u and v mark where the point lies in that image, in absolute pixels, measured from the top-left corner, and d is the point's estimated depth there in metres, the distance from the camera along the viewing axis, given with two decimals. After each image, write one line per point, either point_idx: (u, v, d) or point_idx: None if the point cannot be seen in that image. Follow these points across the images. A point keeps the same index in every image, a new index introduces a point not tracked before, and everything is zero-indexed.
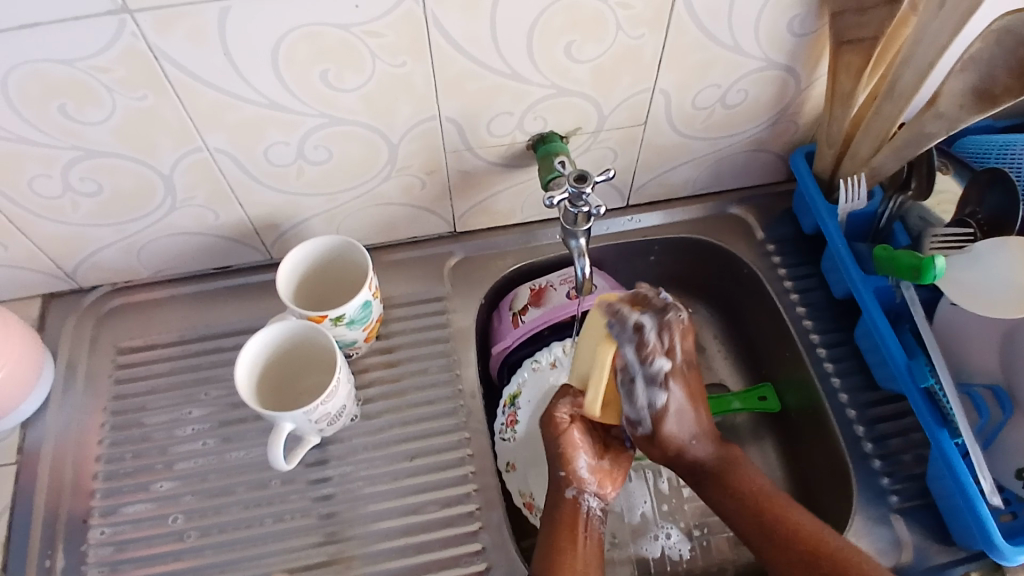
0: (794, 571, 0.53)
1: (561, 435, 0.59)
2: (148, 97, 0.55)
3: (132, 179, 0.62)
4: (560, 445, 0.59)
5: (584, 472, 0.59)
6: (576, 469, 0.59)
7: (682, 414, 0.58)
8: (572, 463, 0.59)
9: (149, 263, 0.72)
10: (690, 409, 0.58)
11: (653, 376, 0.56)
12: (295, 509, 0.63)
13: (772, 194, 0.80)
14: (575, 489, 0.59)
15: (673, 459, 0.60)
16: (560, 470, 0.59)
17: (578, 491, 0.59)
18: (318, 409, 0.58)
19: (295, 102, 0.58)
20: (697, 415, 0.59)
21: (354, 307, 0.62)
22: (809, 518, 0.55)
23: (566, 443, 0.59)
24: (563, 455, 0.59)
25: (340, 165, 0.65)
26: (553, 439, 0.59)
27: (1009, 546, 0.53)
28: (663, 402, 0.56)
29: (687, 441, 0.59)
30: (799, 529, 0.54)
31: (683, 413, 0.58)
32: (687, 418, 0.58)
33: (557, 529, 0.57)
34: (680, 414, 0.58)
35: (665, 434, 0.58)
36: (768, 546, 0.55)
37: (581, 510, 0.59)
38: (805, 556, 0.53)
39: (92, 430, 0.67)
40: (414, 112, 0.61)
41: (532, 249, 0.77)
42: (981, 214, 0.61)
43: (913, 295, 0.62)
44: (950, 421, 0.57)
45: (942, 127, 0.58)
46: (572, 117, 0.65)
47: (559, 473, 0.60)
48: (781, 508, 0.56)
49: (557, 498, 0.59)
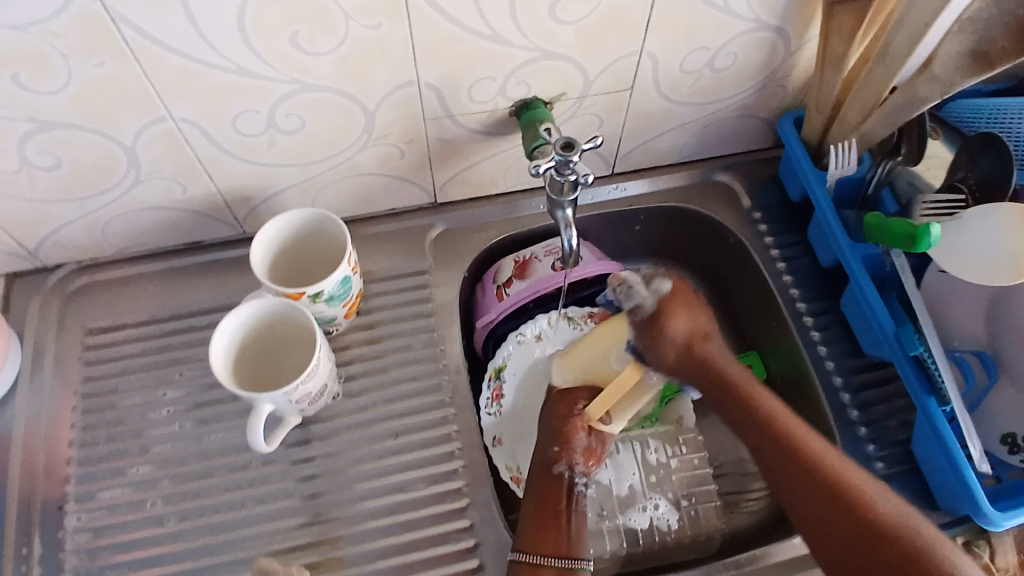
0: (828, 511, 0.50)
1: (568, 418, 0.63)
2: (106, 65, 0.52)
3: (94, 152, 0.58)
4: (566, 424, 0.63)
5: (576, 450, 0.62)
6: (569, 447, 0.62)
7: (686, 315, 0.62)
8: (570, 441, 0.62)
9: (115, 239, 0.68)
10: (694, 311, 0.62)
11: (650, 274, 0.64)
12: (278, 490, 0.62)
13: (759, 160, 0.79)
14: (564, 467, 0.62)
15: (682, 357, 0.61)
16: (554, 446, 0.62)
17: (566, 467, 0.62)
18: (298, 389, 0.56)
19: (264, 67, 0.55)
20: (704, 322, 0.62)
21: (333, 284, 0.59)
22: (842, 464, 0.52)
23: (570, 426, 0.63)
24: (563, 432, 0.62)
25: (315, 134, 0.62)
26: (558, 419, 0.63)
27: (995, 510, 0.53)
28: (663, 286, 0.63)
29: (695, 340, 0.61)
30: (823, 463, 0.52)
31: (692, 317, 0.62)
32: (694, 321, 0.62)
33: (542, 503, 0.60)
34: (686, 310, 0.62)
35: (668, 326, 0.61)
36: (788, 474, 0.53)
37: (566, 484, 0.62)
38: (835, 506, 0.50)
39: (64, 414, 0.65)
40: (391, 77, 0.58)
41: (516, 220, 0.75)
42: (972, 178, 0.60)
43: (903, 264, 0.61)
44: (937, 388, 0.57)
45: (934, 92, 0.57)
46: (556, 81, 0.62)
47: (551, 449, 0.62)
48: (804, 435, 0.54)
49: (546, 473, 0.62)
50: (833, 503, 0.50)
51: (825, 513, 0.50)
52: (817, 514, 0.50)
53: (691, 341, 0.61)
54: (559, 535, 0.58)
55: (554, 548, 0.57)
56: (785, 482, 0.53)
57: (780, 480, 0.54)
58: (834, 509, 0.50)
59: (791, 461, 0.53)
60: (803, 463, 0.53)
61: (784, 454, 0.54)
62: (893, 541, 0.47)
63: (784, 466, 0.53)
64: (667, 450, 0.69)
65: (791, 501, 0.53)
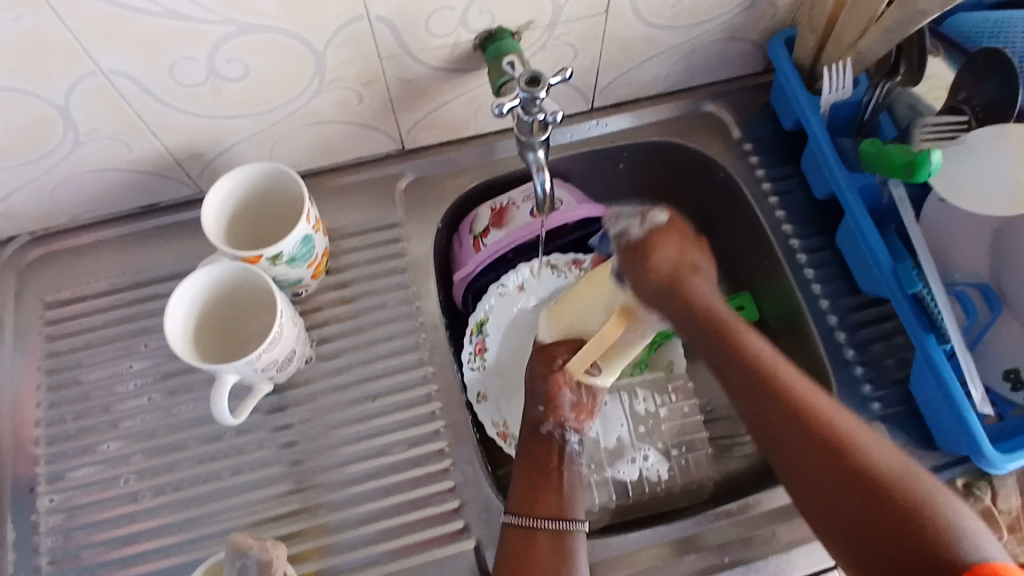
0: (812, 453, 0.48)
1: (550, 374, 0.61)
2: (21, 15, 0.47)
3: (23, 114, 0.54)
4: (546, 382, 0.60)
5: (564, 408, 0.60)
6: (554, 405, 0.60)
7: (678, 243, 0.61)
8: (552, 400, 0.60)
9: (64, 206, 0.64)
10: (686, 246, 0.61)
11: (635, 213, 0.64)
12: (255, 460, 0.60)
13: (749, 87, 0.73)
14: (551, 426, 0.59)
15: (663, 292, 0.59)
16: (540, 406, 0.60)
17: (554, 426, 0.59)
18: (262, 357, 0.53)
19: (195, 9, 0.49)
20: (695, 259, 0.61)
21: (293, 244, 0.56)
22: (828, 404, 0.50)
23: (552, 383, 0.60)
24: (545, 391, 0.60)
25: (261, 81, 0.57)
26: (541, 377, 0.61)
27: (996, 452, 0.51)
28: (655, 218, 0.62)
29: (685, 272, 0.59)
30: (815, 409, 0.49)
31: (681, 249, 0.60)
32: (685, 253, 0.61)
33: (532, 463, 0.57)
34: (675, 243, 0.61)
35: (657, 254, 0.60)
36: (774, 416, 0.50)
37: (556, 443, 0.59)
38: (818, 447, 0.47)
39: (27, 393, 0.62)
40: (337, 13, 0.53)
41: (491, 165, 0.71)
42: (976, 101, 0.55)
43: (902, 195, 0.58)
44: (937, 326, 0.54)
45: (937, 3, 0.51)
46: (523, 9, 0.57)
47: (538, 409, 0.60)
48: (794, 380, 0.51)
49: (535, 434, 0.59)
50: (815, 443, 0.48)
51: (811, 461, 0.47)
52: (801, 455, 0.48)
53: (677, 271, 0.59)
54: (553, 496, 0.55)
55: (547, 509, 0.54)
56: (767, 421, 0.51)
57: (767, 426, 0.51)
58: (820, 455, 0.47)
59: (779, 405, 0.50)
60: (793, 408, 0.50)
61: (772, 400, 0.51)
62: (884, 488, 0.44)
63: (771, 411, 0.50)
64: (656, 399, 0.67)
65: (778, 448, 0.50)
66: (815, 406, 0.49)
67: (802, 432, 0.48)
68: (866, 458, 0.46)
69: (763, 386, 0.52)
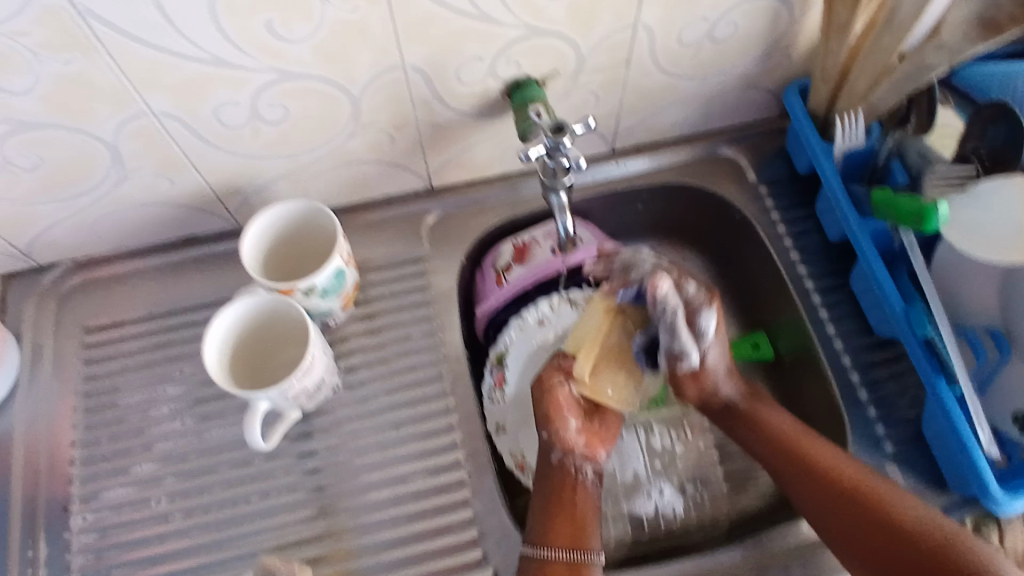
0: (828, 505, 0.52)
1: (548, 392, 0.60)
2: (79, 59, 0.51)
3: (73, 150, 0.57)
4: (546, 404, 0.60)
5: (570, 434, 0.59)
6: (561, 430, 0.59)
7: (720, 342, 0.59)
8: (558, 423, 0.59)
9: (108, 237, 0.68)
10: (724, 340, 0.59)
11: (695, 306, 0.57)
12: (281, 485, 0.61)
13: (765, 132, 0.76)
14: (560, 453, 0.59)
15: (705, 401, 0.61)
16: (543, 430, 0.60)
17: (563, 454, 0.59)
18: (294, 385, 0.56)
19: (241, 56, 0.53)
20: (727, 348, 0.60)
21: (325, 278, 0.59)
22: (833, 453, 0.55)
23: (552, 405, 0.60)
24: (549, 414, 0.59)
25: (300, 123, 0.60)
26: (540, 397, 0.60)
27: (1003, 492, 0.53)
28: (709, 333, 0.58)
29: (720, 378, 0.60)
30: (826, 461, 0.54)
31: (722, 347, 0.59)
32: (724, 353, 0.60)
33: (546, 494, 0.58)
34: (722, 347, 0.59)
35: (705, 365, 0.59)
36: (802, 484, 0.54)
37: (571, 473, 0.59)
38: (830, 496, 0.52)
39: (64, 415, 0.65)
40: (374, 62, 0.56)
41: (514, 203, 0.73)
42: (984, 149, 0.57)
43: (912, 241, 0.59)
44: (948, 369, 0.56)
45: (945, 58, 0.54)
46: (548, 59, 0.60)
47: (543, 434, 0.60)
48: (814, 444, 0.56)
49: (545, 462, 0.59)
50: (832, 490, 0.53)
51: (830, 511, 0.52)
52: (822, 504, 0.53)
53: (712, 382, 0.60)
54: (566, 525, 0.56)
55: (562, 540, 0.55)
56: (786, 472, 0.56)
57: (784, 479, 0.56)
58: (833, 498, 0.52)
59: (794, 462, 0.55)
60: (807, 463, 0.55)
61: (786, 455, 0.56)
62: (897, 527, 0.49)
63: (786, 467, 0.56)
64: (672, 434, 0.69)
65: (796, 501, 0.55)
66: (841, 470, 0.53)
67: (813, 485, 0.54)
68: (879, 499, 0.51)
69: (791, 458, 0.56)
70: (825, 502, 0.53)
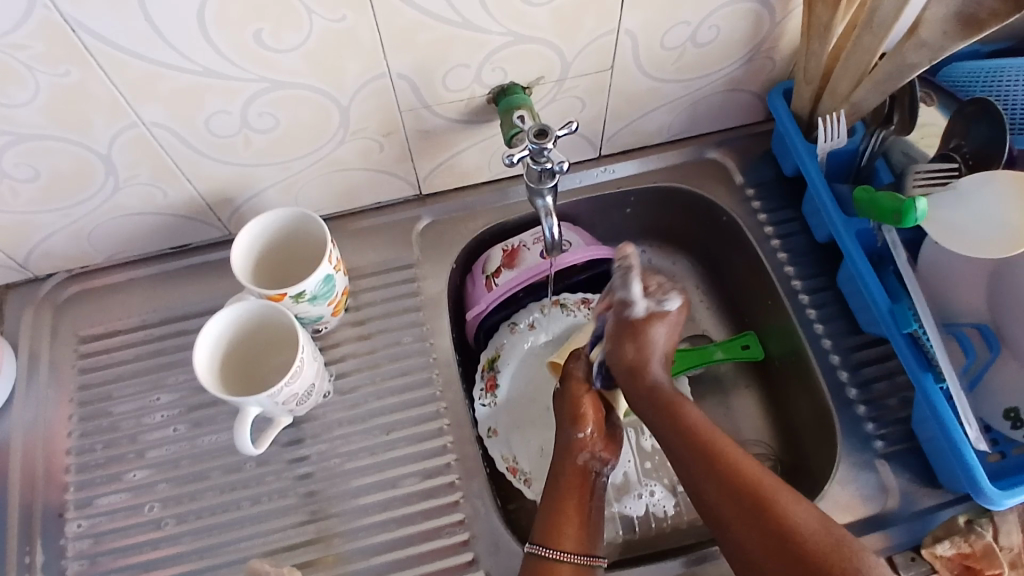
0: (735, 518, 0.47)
1: (579, 401, 0.61)
2: (73, 71, 0.51)
3: (69, 161, 0.58)
4: (579, 405, 0.60)
5: (595, 435, 0.59)
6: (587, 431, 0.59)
7: (669, 325, 0.59)
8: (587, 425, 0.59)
9: (102, 247, 0.69)
10: (677, 328, 0.60)
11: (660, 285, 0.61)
12: (273, 490, 0.62)
13: (753, 135, 0.76)
14: (586, 455, 0.59)
15: (630, 375, 0.57)
16: (577, 432, 0.59)
17: (590, 455, 0.59)
18: (283, 390, 0.56)
19: (231, 67, 0.54)
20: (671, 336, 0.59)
21: (315, 283, 0.59)
22: (748, 459, 0.50)
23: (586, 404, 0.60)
24: (579, 415, 0.60)
25: (291, 132, 0.61)
26: (571, 400, 0.61)
27: (995, 489, 0.52)
28: (664, 306, 0.59)
29: (659, 358, 0.58)
30: (740, 467, 0.49)
31: (672, 329, 0.59)
32: (673, 340, 0.59)
33: (563, 494, 0.57)
34: (672, 331, 0.59)
35: (652, 334, 0.58)
36: (722, 495, 0.48)
37: (591, 476, 0.59)
38: (738, 504, 0.47)
39: (59, 423, 0.65)
40: (362, 70, 0.57)
41: (503, 208, 0.74)
42: (966, 148, 0.58)
43: (895, 239, 0.60)
44: (934, 365, 0.56)
45: (925, 58, 0.55)
46: (533, 66, 0.61)
47: (577, 435, 0.59)
48: (736, 453, 0.50)
49: (569, 463, 0.58)
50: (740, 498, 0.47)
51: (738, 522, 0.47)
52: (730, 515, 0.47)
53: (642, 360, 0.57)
54: (577, 530, 0.55)
55: (570, 543, 0.54)
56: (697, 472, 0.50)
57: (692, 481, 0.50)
58: (742, 511, 0.47)
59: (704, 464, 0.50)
60: (719, 469, 0.49)
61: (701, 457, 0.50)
62: (804, 553, 0.44)
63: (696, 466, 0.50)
64: None
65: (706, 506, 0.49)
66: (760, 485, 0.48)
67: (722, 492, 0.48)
68: (790, 517, 0.45)
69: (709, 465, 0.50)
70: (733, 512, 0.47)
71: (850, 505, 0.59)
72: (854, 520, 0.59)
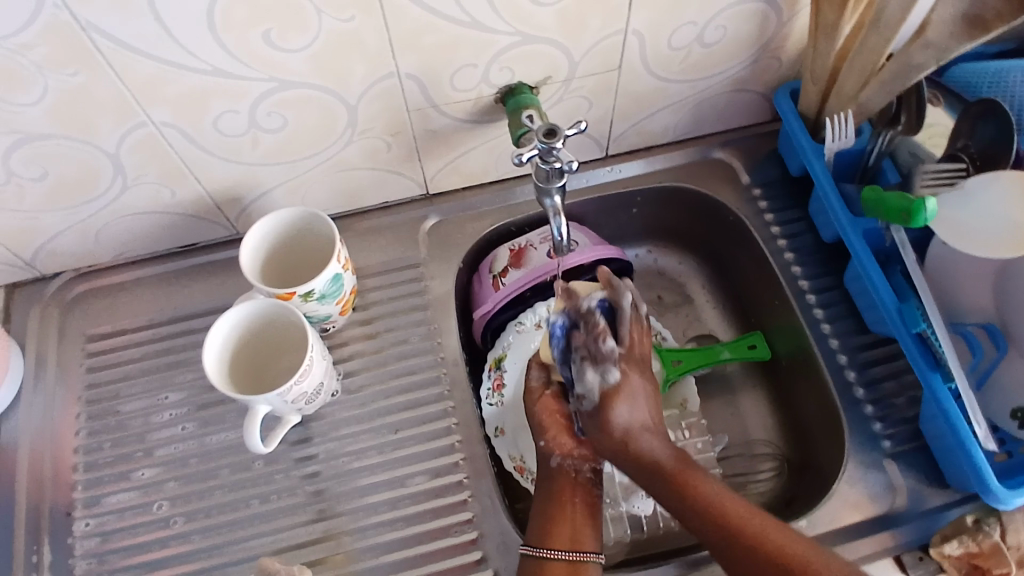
0: None
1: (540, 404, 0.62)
2: (83, 71, 0.52)
3: (77, 160, 0.59)
4: (538, 414, 0.61)
5: (563, 440, 0.60)
6: (555, 438, 0.60)
7: (638, 403, 0.55)
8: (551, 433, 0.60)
9: (109, 246, 0.69)
10: (646, 401, 0.56)
11: (597, 351, 0.57)
12: (282, 489, 0.62)
13: (759, 134, 0.77)
14: (559, 458, 0.59)
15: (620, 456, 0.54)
16: (541, 440, 0.60)
17: (562, 458, 0.59)
18: (293, 388, 0.57)
19: (240, 67, 0.54)
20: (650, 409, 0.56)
21: (323, 282, 0.59)
22: (766, 520, 0.49)
23: (545, 412, 0.61)
24: (543, 423, 0.61)
25: (298, 132, 0.61)
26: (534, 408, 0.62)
27: (1004, 488, 0.53)
28: (612, 378, 0.56)
29: (638, 430, 0.54)
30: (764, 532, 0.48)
31: (636, 400, 0.56)
32: (639, 408, 0.55)
33: (547, 494, 0.57)
34: (633, 400, 0.55)
35: (615, 416, 0.55)
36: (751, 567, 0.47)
37: (572, 474, 0.58)
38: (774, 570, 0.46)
39: (67, 422, 0.65)
40: (370, 70, 0.57)
41: (509, 208, 0.74)
42: (972, 148, 0.58)
43: (904, 239, 0.59)
44: (942, 364, 0.56)
45: (931, 57, 0.55)
46: (540, 66, 0.61)
47: (540, 442, 0.60)
48: (757, 518, 0.49)
49: (544, 467, 0.59)
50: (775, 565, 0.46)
51: None
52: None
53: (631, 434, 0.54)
54: (565, 529, 0.55)
55: (561, 541, 0.54)
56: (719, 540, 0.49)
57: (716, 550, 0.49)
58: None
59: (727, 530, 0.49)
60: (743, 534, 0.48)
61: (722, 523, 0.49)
62: None
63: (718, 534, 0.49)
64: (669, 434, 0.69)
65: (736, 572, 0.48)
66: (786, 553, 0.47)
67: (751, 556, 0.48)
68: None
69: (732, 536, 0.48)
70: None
71: (859, 504, 0.60)
72: (862, 518, 0.59)
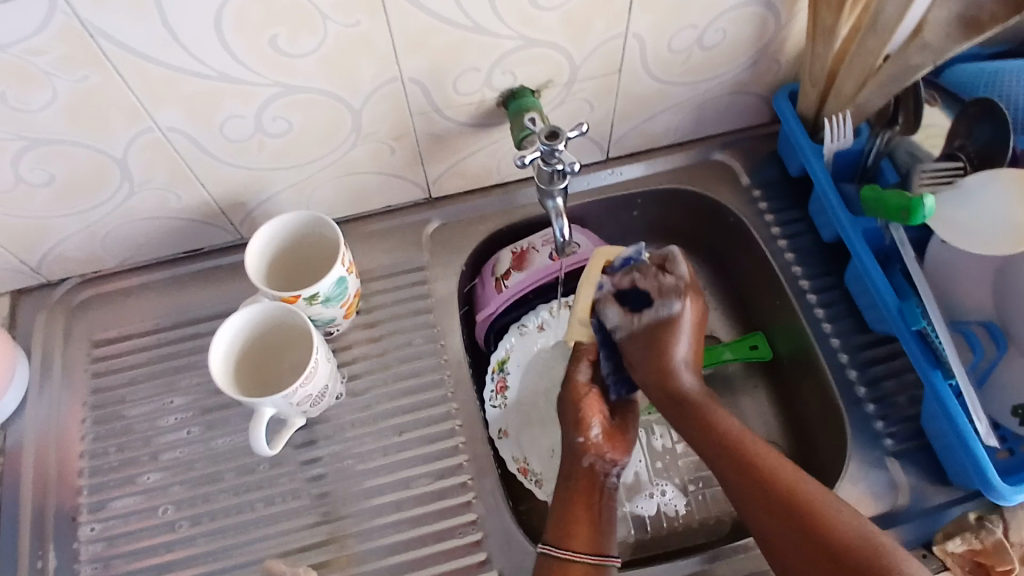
0: (769, 510, 0.48)
1: (578, 402, 0.61)
2: (91, 77, 0.52)
3: (83, 165, 0.59)
4: (579, 408, 0.60)
5: (600, 438, 0.60)
6: (591, 435, 0.60)
7: (687, 332, 0.58)
8: (589, 428, 0.60)
9: (115, 251, 0.69)
10: (694, 333, 0.59)
11: (665, 287, 0.59)
12: (287, 492, 0.62)
13: (758, 136, 0.77)
14: (592, 458, 0.59)
15: (656, 377, 0.58)
16: (576, 437, 0.60)
17: (596, 458, 0.59)
18: (298, 391, 0.57)
19: (247, 72, 0.55)
20: (695, 340, 0.59)
21: (327, 286, 0.60)
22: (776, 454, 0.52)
23: (585, 408, 0.60)
24: (581, 419, 0.60)
25: (303, 135, 0.62)
26: (572, 404, 0.61)
27: (1006, 485, 0.53)
28: (674, 309, 0.59)
29: (682, 361, 0.58)
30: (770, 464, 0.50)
31: (688, 331, 0.59)
32: (689, 340, 0.58)
33: (570, 498, 0.57)
34: (687, 329, 0.59)
35: (670, 343, 0.58)
36: (750, 491, 0.50)
37: (597, 479, 0.59)
38: (770, 495, 0.49)
39: (72, 426, 0.66)
40: (374, 74, 0.58)
41: (512, 211, 0.75)
42: (971, 147, 0.59)
43: (903, 237, 0.60)
44: (943, 362, 0.56)
45: (929, 58, 0.55)
46: (543, 69, 0.62)
47: (577, 439, 0.59)
48: (766, 452, 0.52)
49: (575, 469, 0.59)
50: (776, 492, 0.49)
51: (774, 513, 0.48)
52: (765, 505, 0.49)
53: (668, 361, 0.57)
54: (590, 535, 0.55)
55: (582, 545, 0.55)
56: (727, 467, 0.52)
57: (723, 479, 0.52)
58: (774, 502, 0.48)
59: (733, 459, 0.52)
60: (748, 464, 0.51)
61: (731, 455, 0.52)
62: (841, 546, 0.45)
63: (725, 461, 0.52)
64: (672, 434, 0.69)
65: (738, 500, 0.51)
66: (791, 490, 0.49)
67: (753, 483, 0.50)
68: (825, 510, 0.47)
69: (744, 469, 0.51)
70: (768, 503, 0.49)
71: (860, 503, 0.60)
72: (865, 516, 0.59)
